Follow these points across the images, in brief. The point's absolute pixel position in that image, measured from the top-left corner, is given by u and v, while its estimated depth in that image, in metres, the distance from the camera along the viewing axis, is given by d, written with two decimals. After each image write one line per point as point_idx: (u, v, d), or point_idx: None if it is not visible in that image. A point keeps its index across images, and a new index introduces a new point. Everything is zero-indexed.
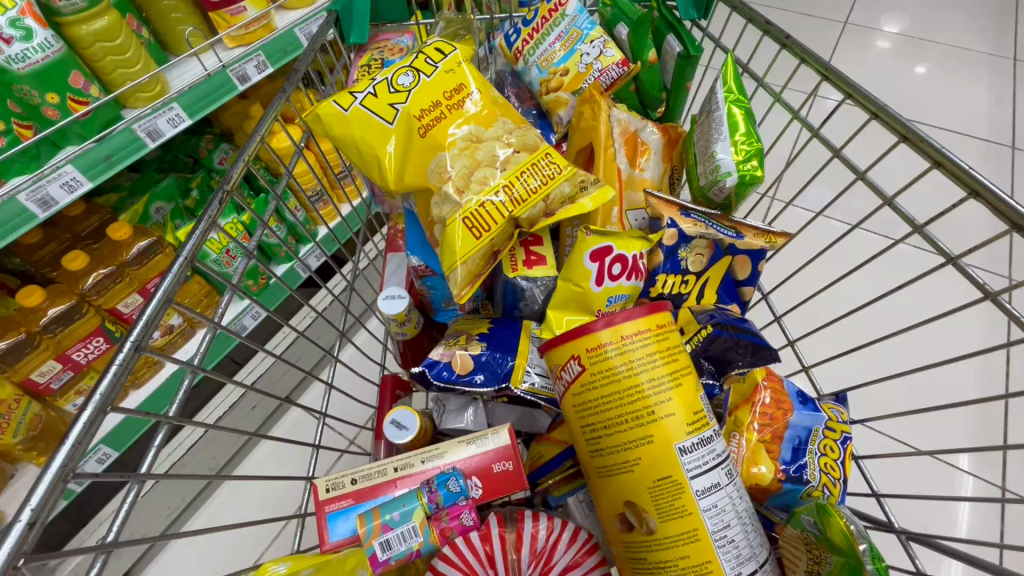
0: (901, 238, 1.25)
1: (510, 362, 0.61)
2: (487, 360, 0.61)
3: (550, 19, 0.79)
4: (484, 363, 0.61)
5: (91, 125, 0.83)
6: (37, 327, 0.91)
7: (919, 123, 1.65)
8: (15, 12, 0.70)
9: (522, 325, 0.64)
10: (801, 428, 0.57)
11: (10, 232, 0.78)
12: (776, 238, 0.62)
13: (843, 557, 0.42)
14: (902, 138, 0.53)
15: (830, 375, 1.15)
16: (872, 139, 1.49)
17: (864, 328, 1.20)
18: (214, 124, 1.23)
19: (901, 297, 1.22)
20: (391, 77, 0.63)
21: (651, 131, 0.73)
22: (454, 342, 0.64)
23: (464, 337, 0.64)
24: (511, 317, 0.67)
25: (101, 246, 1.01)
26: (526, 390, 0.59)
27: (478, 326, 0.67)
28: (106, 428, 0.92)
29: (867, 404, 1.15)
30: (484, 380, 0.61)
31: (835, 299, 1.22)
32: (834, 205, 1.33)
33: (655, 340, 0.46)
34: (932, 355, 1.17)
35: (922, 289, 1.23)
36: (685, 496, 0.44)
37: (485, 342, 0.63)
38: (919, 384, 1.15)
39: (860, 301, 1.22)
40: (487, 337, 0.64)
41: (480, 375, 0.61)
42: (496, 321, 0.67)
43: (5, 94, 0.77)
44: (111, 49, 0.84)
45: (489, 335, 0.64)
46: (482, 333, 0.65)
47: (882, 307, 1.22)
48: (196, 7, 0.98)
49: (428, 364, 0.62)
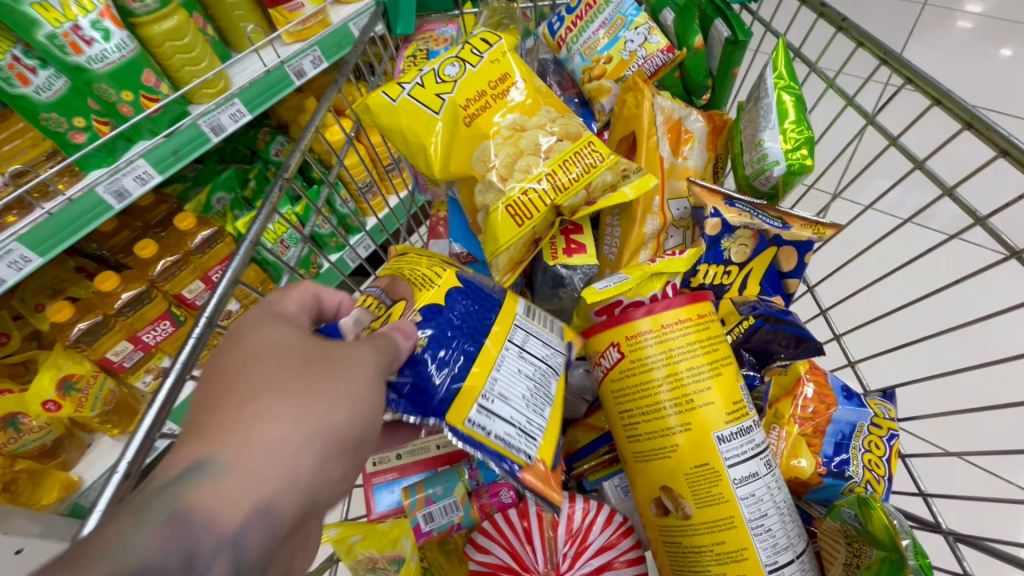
0: (957, 234, 1.18)
1: (458, 387, 0.46)
2: (423, 363, 0.46)
3: (594, 7, 0.78)
4: (399, 382, 0.46)
5: (160, 120, 0.89)
6: (112, 310, 1.04)
7: (1001, 113, 1.55)
8: (95, 14, 0.76)
9: (487, 328, 0.50)
10: (844, 423, 0.56)
11: (91, 221, 0.87)
12: (825, 229, 0.61)
13: (885, 552, 0.40)
14: (966, 125, 0.50)
15: (877, 371, 1.11)
16: (935, 125, 1.41)
17: (920, 323, 1.15)
18: (271, 116, 1.35)
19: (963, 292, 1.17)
20: (438, 68, 0.64)
21: (695, 119, 0.73)
22: (378, 314, 0.50)
23: (405, 302, 0.50)
24: (480, 295, 0.52)
25: (169, 234, 1.13)
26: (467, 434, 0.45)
27: (439, 287, 0.51)
28: (185, 396, 1.04)
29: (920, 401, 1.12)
30: (411, 411, 0.46)
31: (887, 291, 1.17)
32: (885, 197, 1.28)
33: (695, 329, 0.47)
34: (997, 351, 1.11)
35: (984, 284, 1.17)
36: (722, 483, 0.44)
37: (427, 317, 0.49)
38: (985, 395, 1.08)
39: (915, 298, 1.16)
40: (437, 311, 0.49)
41: (403, 404, 0.46)
42: (466, 277, 0.54)
43: (86, 92, 0.83)
44: (179, 47, 0.90)
45: (443, 308, 0.49)
46: (430, 306, 0.49)
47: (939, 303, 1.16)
48: (256, 4, 1.04)
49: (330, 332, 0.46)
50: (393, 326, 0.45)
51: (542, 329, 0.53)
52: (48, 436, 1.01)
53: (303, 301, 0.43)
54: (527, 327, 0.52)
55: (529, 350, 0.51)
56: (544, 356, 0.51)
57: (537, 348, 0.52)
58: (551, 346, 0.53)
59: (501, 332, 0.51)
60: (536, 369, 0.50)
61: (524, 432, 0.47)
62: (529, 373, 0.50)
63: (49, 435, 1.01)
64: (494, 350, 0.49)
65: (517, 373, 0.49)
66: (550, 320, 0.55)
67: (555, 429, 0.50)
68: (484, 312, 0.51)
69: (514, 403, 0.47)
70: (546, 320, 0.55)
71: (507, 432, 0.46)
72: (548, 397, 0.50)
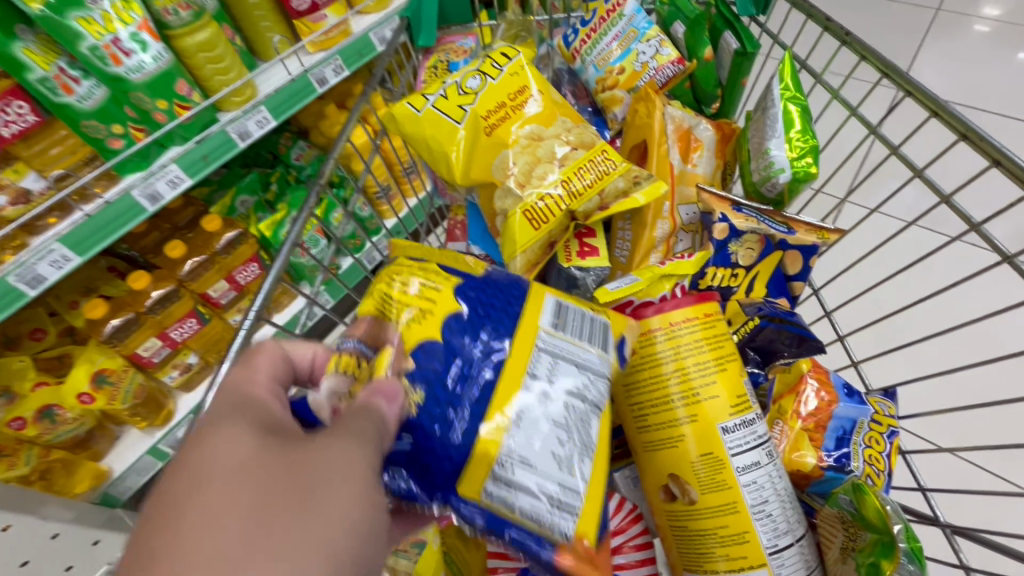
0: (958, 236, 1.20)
1: (469, 452, 0.42)
2: (422, 424, 0.42)
3: (607, 20, 0.82)
4: (401, 453, 0.42)
5: (191, 127, 0.95)
6: (143, 308, 1.09)
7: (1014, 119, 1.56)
8: (133, 27, 0.82)
9: (499, 367, 0.45)
10: (845, 419, 0.58)
11: (125, 224, 0.91)
12: (828, 234, 0.63)
13: (877, 534, 0.43)
14: (962, 136, 0.53)
15: (879, 369, 1.13)
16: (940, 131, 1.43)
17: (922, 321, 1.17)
18: (292, 122, 1.40)
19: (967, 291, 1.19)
20: (460, 81, 0.68)
21: (704, 128, 0.76)
22: (360, 374, 0.44)
23: (389, 350, 0.45)
24: (484, 319, 0.47)
25: (195, 235, 1.18)
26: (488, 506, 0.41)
27: (432, 319, 0.46)
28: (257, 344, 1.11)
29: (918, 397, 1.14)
30: (418, 485, 0.42)
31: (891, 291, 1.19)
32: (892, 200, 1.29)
33: (701, 328, 0.51)
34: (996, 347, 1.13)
35: (987, 286, 1.18)
36: (726, 471, 0.47)
37: (420, 362, 0.44)
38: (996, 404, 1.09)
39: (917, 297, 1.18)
40: (433, 350, 0.44)
41: (409, 479, 0.42)
42: (466, 293, 0.48)
43: (123, 101, 0.88)
44: (211, 58, 0.95)
45: (438, 345, 0.45)
46: (422, 345, 0.45)
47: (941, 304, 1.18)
48: (282, 16, 1.09)
49: (301, 408, 0.41)
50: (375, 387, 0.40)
51: (573, 350, 0.47)
52: (81, 428, 1.06)
53: (273, 361, 0.41)
54: (552, 354, 0.46)
55: (556, 386, 0.45)
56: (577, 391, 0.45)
57: (565, 380, 0.45)
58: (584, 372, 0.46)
59: (521, 371, 0.45)
60: (566, 410, 0.44)
61: (558, 503, 0.41)
62: (558, 419, 0.44)
63: (82, 427, 1.06)
64: (511, 395, 0.44)
65: (541, 424, 0.43)
66: (593, 319, 0.50)
67: (599, 485, 0.44)
68: (491, 346, 0.45)
69: (541, 468, 0.42)
70: (579, 334, 0.48)
71: (536, 505, 0.41)
72: (585, 444, 0.44)
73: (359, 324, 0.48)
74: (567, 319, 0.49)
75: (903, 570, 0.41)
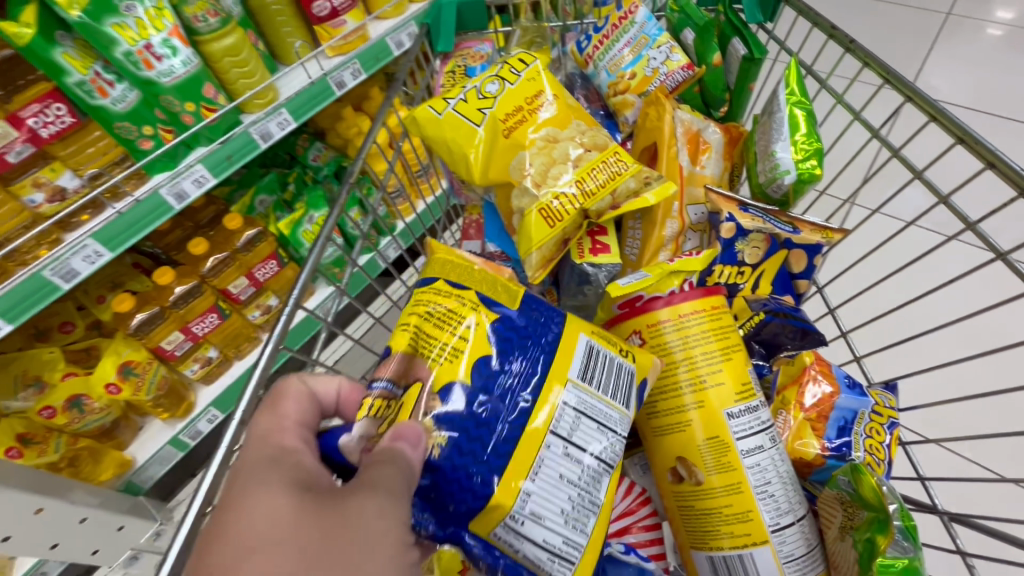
0: (952, 235, 1.23)
1: (485, 502, 0.45)
2: (444, 469, 0.45)
3: (619, 27, 0.85)
4: (421, 490, 0.45)
5: (217, 128, 0.99)
6: (168, 303, 1.13)
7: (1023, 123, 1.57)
8: (166, 33, 0.86)
9: (525, 418, 0.47)
10: (847, 410, 0.61)
11: (153, 221, 0.95)
12: (833, 234, 0.66)
13: (874, 513, 0.46)
14: (958, 139, 0.55)
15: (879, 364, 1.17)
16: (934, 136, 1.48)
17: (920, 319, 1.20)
18: (310, 124, 1.45)
19: (960, 287, 1.22)
20: (480, 86, 0.71)
21: (712, 131, 0.80)
22: (388, 415, 0.47)
23: (420, 388, 0.48)
24: (511, 369, 0.49)
25: (217, 233, 1.22)
26: (494, 544, 0.46)
27: (461, 361, 0.49)
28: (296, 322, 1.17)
29: (918, 391, 1.17)
30: (434, 518, 0.45)
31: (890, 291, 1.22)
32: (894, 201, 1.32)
33: (708, 319, 0.54)
34: (983, 340, 1.18)
35: (979, 283, 1.22)
36: (732, 453, 0.50)
37: (447, 405, 0.47)
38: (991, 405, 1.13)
39: (912, 294, 1.21)
40: (459, 393, 0.47)
41: (428, 518, 0.45)
42: (499, 335, 0.50)
43: (154, 103, 0.92)
44: (236, 62, 0.99)
45: (465, 389, 0.48)
46: (449, 386, 0.48)
47: (934, 301, 1.22)
48: (302, 21, 1.13)
49: (330, 449, 0.44)
50: (395, 432, 0.42)
51: (597, 406, 0.50)
52: (107, 417, 1.11)
53: (300, 405, 0.44)
54: (579, 408, 0.49)
55: (574, 444, 0.48)
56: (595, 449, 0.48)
57: (586, 437, 0.49)
58: (603, 431, 0.49)
59: (545, 429, 0.47)
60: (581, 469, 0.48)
61: (560, 555, 0.46)
62: (571, 477, 0.48)
63: (108, 417, 1.10)
64: (534, 452, 0.47)
65: (556, 481, 0.47)
66: (620, 366, 0.52)
67: (598, 537, 0.49)
68: (518, 400, 0.48)
69: (550, 523, 0.46)
70: (604, 390, 0.50)
71: (539, 555, 0.46)
72: (593, 502, 0.48)
73: (392, 357, 0.51)
74: (595, 370, 0.51)
75: (898, 545, 0.43)
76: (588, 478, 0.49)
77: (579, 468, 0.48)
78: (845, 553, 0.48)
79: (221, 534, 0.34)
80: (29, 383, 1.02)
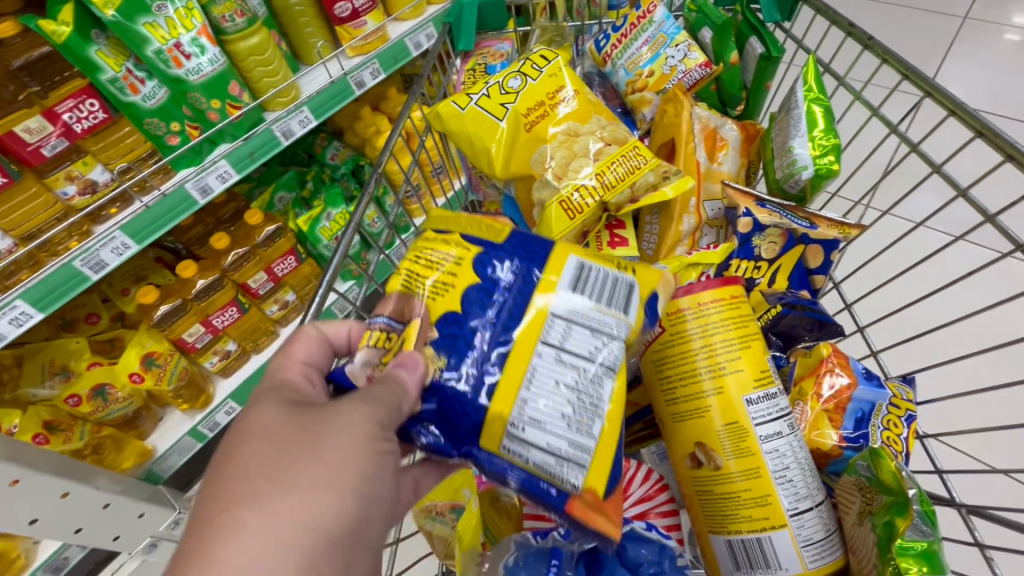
0: (958, 236, 1.30)
1: (485, 415, 0.46)
2: (446, 387, 0.47)
3: (638, 26, 0.86)
4: (428, 413, 0.47)
5: (241, 126, 1.01)
6: (190, 296, 1.15)
7: None
8: (195, 33, 0.89)
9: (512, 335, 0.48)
10: (864, 402, 0.61)
11: (178, 215, 0.97)
12: (850, 229, 0.67)
13: (892, 496, 0.47)
14: (978, 133, 0.56)
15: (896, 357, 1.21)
16: (950, 133, 1.52)
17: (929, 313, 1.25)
18: (328, 123, 1.48)
19: (973, 282, 1.27)
20: (503, 81, 0.73)
21: (729, 128, 0.81)
22: (389, 346, 0.50)
23: (415, 324, 0.49)
24: (499, 293, 0.50)
25: (238, 229, 1.25)
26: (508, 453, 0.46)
27: (452, 292, 0.50)
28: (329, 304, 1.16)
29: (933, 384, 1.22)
30: (445, 437, 0.47)
31: (898, 291, 1.26)
32: (902, 204, 1.37)
33: (727, 308, 0.55)
34: (991, 335, 1.22)
35: (988, 280, 1.27)
36: (750, 438, 0.51)
37: (443, 333, 0.48)
38: (996, 403, 1.17)
39: (925, 290, 1.27)
40: (453, 321, 0.49)
41: (435, 431, 0.47)
42: (483, 262, 0.51)
43: (181, 100, 0.94)
44: (260, 61, 1.01)
45: (458, 317, 0.49)
46: (444, 317, 0.49)
47: (947, 295, 1.27)
48: (324, 21, 1.15)
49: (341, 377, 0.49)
50: (397, 360, 0.47)
51: (590, 313, 0.49)
52: (129, 407, 1.13)
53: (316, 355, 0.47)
54: (568, 316, 0.49)
55: (568, 351, 0.48)
56: (590, 355, 0.48)
57: (579, 341, 0.48)
58: (599, 336, 0.49)
59: (535, 337, 0.48)
60: (577, 373, 0.48)
61: (567, 458, 0.46)
62: (569, 382, 0.48)
63: (131, 406, 1.13)
64: (527, 359, 0.48)
65: (553, 386, 0.47)
66: (617, 279, 0.52)
67: (610, 442, 0.48)
68: (506, 316, 0.49)
69: (552, 427, 0.46)
70: (596, 298, 0.50)
71: (546, 460, 0.46)
72: (597, 406, 0.47)
73: (387, 299, 0.53)
74: (586, 281, 0.51)
75: (917, 529, 0.44)
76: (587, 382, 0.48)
77: (576, 373, 0.48)
78: (862, 537, 0.49)
79: (248, 476, 0.38)
80: (56, 372, 1.05)
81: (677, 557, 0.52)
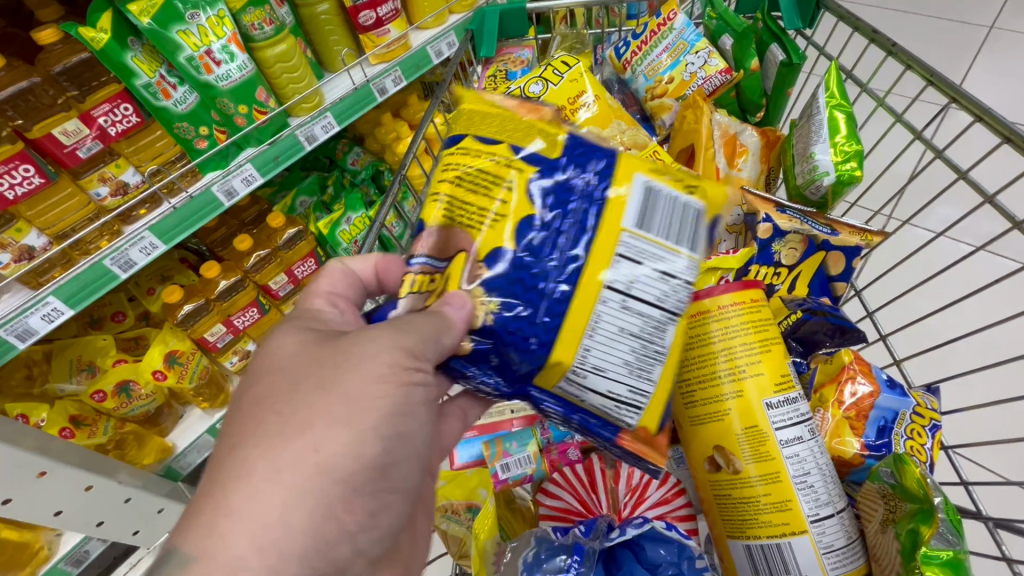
0: (979, 246, 1.28)
1: (546, 359, 0.49)
2: (500, 330, 0.49)
3: (657, 33, 0.87)
4: (483, 350, 0.49)
5: (266, 130, 1.03)
6: (213, 295, 1.18)
7: None
8: (225, 40, 0.91)
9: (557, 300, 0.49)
10: (887, 410, 0.60)
11: (203, 217, 0.99)
12: (873, 237, 0.66)
13: (918, 504, 0.46)
14: (1005, 139, 0.55)
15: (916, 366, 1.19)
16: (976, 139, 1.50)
17: (950, 323, 1.23)
18: (349, 129, 1.51)
19: (1001, 291, 1.25)
20: (524, 87, 0.74)
21: (750, 134, 0.80)
22: (433, 289, 0.50)
23: (464, 259, 0.50)
24: (558, 228, 0.50)
25: (260, 232, 1.27)
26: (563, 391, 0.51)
27: (505, 223, 0.50)
28: None
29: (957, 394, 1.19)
30: (501, 378, 0.50)
31: (921, 299, 1.24)
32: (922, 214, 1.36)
33: (746, 312, 0.54)
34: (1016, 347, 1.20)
35: (1014, 289, 1.24)
36: (769, 443, 0.51)
37: (495, 271, 0.49)
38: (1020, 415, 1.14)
39: (945, 301, 1.24)
40: (503, 256, 0.50)
41: (494, 377, 0.50)
42: (540, 186, 0.52)
43: (210, 106, 0.97)
44: (286, 68, 1.05)
45: (510, 253, 0.50)
46: (493, 251, 0.50)
47: (975, 303, 1.24)
48: (348, 29, 1.18)
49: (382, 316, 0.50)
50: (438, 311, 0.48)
51: (655, 253, 0.51)
52: (152, 403, 1.14)
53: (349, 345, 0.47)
54: (634, 260, 0.50)
55: (633, 297, 0.50)
56: (655, 301, 0.51)
57: (645, 288, 0.50)
58: (667, 279, 0.51)
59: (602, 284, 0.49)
60: (643, 319, 0.50)
61: (625, 401, 0.51)
62: (633, 329, 0.50)
63: (153, 403, 1.14)
64: (593, 304, 0.49)
65: (617, 333, 0.50)
66: (687, 205, 0.53)
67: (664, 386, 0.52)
68: (569, 255, 0.50)
69: (612, 375, 0.50)
70: (663, 237, 0.51)
71: (604, 402, 0.51)
72: (659, 349, 0.51)
73: (428, 233, 0.52)
74: (653, 219, 0.51)
75: (941, 537, 0.44)
76: (651, 327, 0.51)
77: (641, 319, 0.50)
78: (886, 545, 0.48)
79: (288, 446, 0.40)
80: (82, 368, 1.07)
81: (696, 558, 0.52)
